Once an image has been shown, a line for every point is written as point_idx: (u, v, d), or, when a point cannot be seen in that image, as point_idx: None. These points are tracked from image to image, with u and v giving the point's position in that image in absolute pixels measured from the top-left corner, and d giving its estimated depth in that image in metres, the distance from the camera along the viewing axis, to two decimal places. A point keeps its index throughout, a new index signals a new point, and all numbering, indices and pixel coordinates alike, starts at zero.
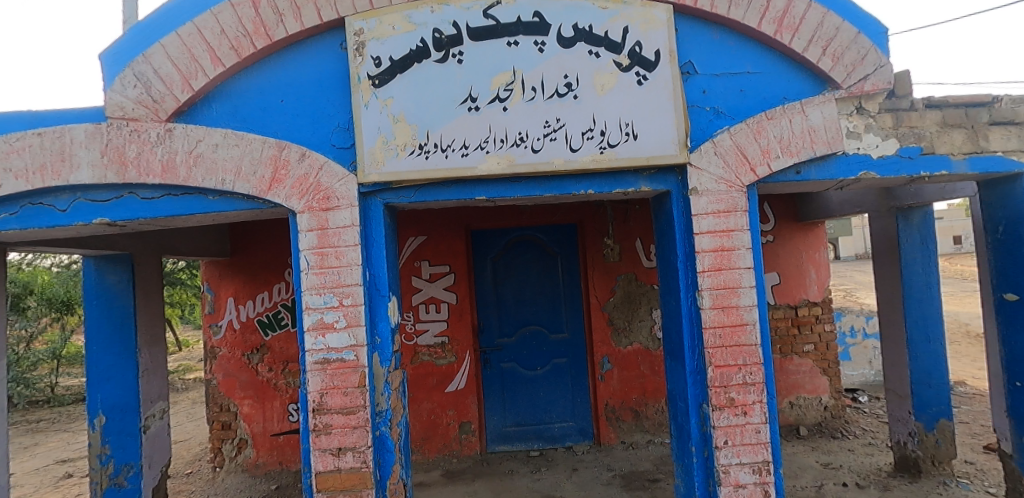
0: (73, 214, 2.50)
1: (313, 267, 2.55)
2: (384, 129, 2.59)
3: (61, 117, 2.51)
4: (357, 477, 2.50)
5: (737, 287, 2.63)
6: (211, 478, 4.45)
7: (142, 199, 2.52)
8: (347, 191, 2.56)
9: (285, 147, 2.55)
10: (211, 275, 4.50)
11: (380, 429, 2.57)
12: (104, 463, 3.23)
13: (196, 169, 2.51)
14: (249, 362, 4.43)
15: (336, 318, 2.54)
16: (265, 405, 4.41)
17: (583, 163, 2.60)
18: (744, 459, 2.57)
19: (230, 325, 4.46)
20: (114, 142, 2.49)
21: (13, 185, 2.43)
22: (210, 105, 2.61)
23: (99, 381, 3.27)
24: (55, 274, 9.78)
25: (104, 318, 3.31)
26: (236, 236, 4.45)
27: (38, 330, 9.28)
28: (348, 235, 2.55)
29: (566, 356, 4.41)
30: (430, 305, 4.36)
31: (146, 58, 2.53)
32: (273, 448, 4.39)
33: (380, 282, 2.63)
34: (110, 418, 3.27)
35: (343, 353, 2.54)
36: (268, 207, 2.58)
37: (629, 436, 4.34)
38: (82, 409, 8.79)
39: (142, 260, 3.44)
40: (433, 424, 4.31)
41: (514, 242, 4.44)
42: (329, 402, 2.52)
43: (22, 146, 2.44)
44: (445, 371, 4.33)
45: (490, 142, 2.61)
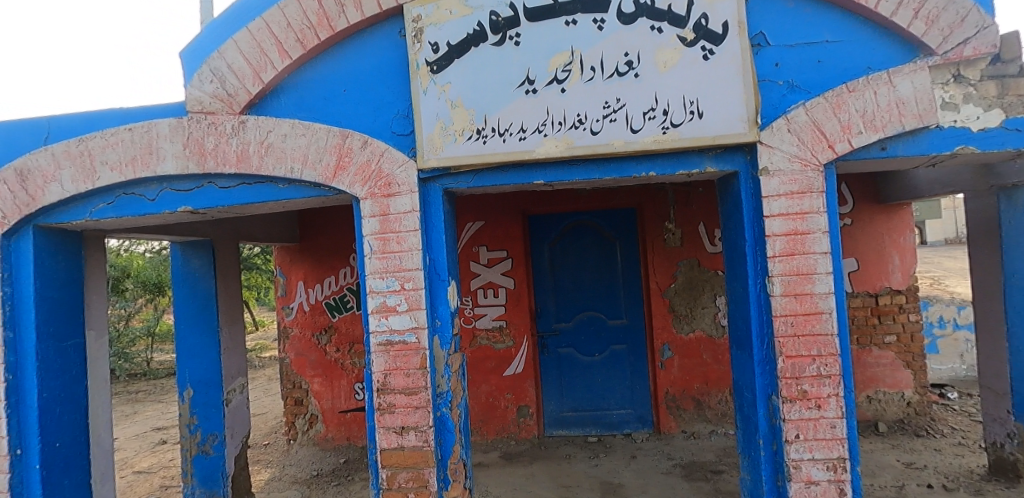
0: (161, 203, 2.68)
1: (376, 252, 2.62)
2: (442, 114, 2.61)
3: (147, 112, 2.69)
4: (419, 455, 2.58)
5: (811, 274, 2.46)
6: (286, 449, 4.74)
7: (221, 188, 2.68)
8: (407, 178, 2.60)
9: (348, 135, 2.62)
10: (283, 260, 4.77)
11: (441, 410, 2.64)
12: (193, 432, 3.53)
13: (267, 158, 2.63)
14: (318, 342, 4.67)
15: (398, 301, 2.61)
16: (333, 383, 4.64)
17: (645, 144, 2.51)
18: (817, 454, 2.43)
19: (300, 307, 4.72)
20: (194, 135, 2.64)
21: (107, 177, 2.61)
22: (279, 97, 2.72)
23: (187, 357, 3.54)
24: (149, 260, 10.70)
25: (190, 299, 3.55)
26: (305, 222, 4.66)
27: (136, 310, 10.21)
28: (409, 221, 2.60)
29: (625, 343, 4.33)
30: (488, 290, 4.41)
31: (220, 54, 2.67)
32: (341, 424, 4.61)
33: (440, 266, 2.67)
34: (197, 390, 3.54)
35: (405, 335, 2.61)
36: (334, 194, 2.67)
37: (690, 426, 4.21)
38: (174, 382, 9.63)
39: (221, 246, 3.62)
40: (492, 406, 4.39)
41: (572, 227, 4.39)
42: (392, 382, 2.61)
43: (116, 141, 2.63)
44: (503, 355, 4.39)
45: (547, 125, 2.57)
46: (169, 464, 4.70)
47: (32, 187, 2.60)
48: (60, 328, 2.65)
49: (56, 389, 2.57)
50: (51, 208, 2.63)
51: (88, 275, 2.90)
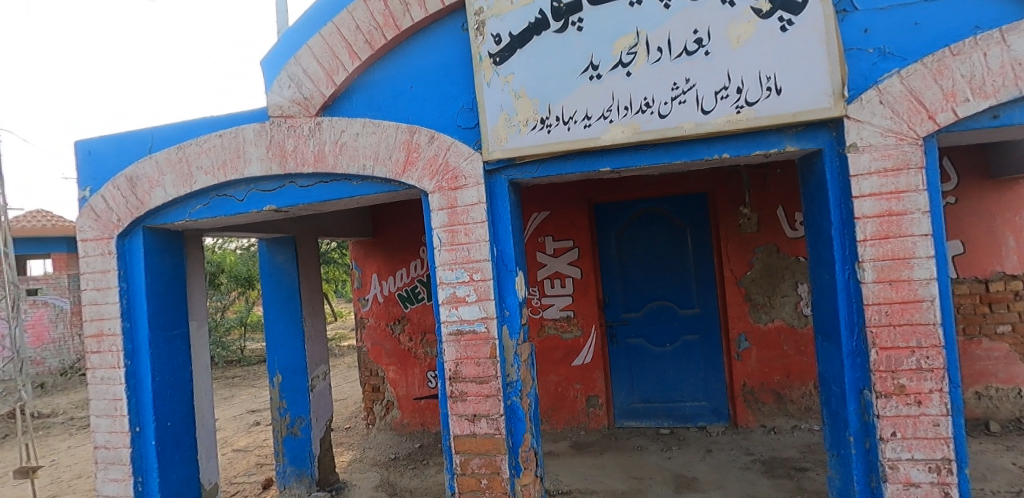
0: (249, 202, 2.88)
1: (445, 244, 2.69)
2: (506, 106, 2.61)
3: (234, 119, 2.90)
4: (491, 442, 2.64)
5: (909, 258, 2.25)
6: (365, 433, 5.01)
7: (301, 187, 2.83)
8: (473, 170, 2.64)
9: (416, 131, 2.69)
10: (358, 253, 5.01)
11: (511, 399, 2.67)
12: (283, 414, 3.80)
13: (341, 157, 2.75)
14: (393, 331, 4.88)
15: (467, 292, 2.67)
16: (407, 371, 4.83)
17: (717, 125, 2.39)
18: (917, 455, 2.24)
19: (375, 299, 4.95)
20: (276, 138, 2.82)
21: (203, 180, 2.85)
22: (350, 98, 2.83)
23: (276, 345, 3.81)
24: (240, 256, 11.61)
25: (276, 292, 3.80)
26: (377, 217, 4.86)
27: (230, 302, 11.15)
28: (476, 213, 2.64)
29: (698, 333, 4.18)
30: (555, 280, 4.41)
31: (297, 60, 2.82)
32: (415, 411, 4.80)
33: (508, 257, 2.69)
34: (285, 377, 3.80)
35: (475, 324, 2.66)
36: (404, 189, 2.76)
37: (770, 420, 4.01)
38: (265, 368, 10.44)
39: (303, 242, 3.83)
40: (561, 396, 4.40)
41: (639, 214, 4.28)
42: (463, 371, 2.68)
43: (209, 147, 2.86)
44: (571, 345, 4.38)
45: (613, 110, 2.50)
46: (263, 443, 5.11)
47: (140, 192, 2.88)
48: (168, 319, 2.92)
49: (166, 373, 2.85)
50: (157, 210, 2.90)
51: (190, 271, 3.18)
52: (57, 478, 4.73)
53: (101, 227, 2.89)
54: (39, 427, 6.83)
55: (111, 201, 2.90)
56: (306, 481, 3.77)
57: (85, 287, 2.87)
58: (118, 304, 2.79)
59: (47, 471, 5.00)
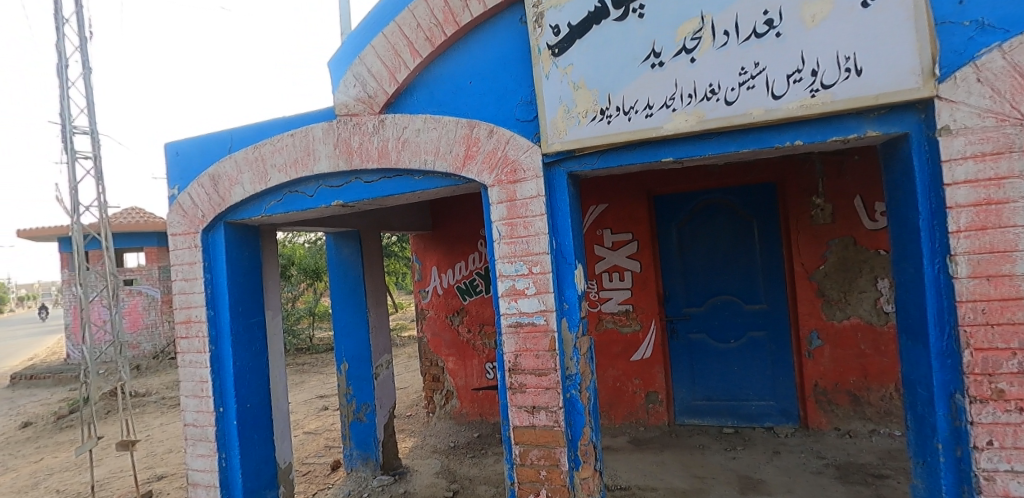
0: (318, 198, 3.01)
1: (505, 237, 2.71)
2: (565, 97, 2.59)
3: (304, 119, 3.04)
4: (550, 435, 2.65)
5: (1011, 251, 2.05)
6: (426, 421, 5.16)
7: (366, 182, 2.94)
8: (532, 163, 2.64)
9: (475, 126, 2.72)
10: (418, 247, 5.15)
11: (570, 392, 2.67)
12: (350, 400, 3.98)
13: (404, 153, 2.83)
14: (452, 323, 4.98)
15: (527, 285, 2.68)
16: (466, 362, 4.93)
17: (789, 111, 2.26)
18: (1018, 466, 2.04)
19: (435, 291, 5.08)
20: (343, 136, 2.93)
21: (277, 178, 3.01)
22: (412, 94, 2.90)
23: (342, 335, 3.98)
24: (309, 249, 12.23)
25: (342, 283, 3.96)
26: (436, 211, 4.98)
27: (300, 293, 11.79)
28: (535, 206, 2.64)
29: (765, 329, 4.01)
30: (613, 273, 4.36)
31: (362, 60, 2.92)
32: (473, 401, 4.89)
33: (567, 250, 2.67)
34: (351, 365, 3.97)
35: (534, 317, 2.67)
36: (464, 183, 2.80)
37: (844, 423, 3.78)
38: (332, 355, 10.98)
39: (367, 236, 3.98)
40: (619, 391, 4.35)
41: (702, 206, 4.15)
42: (522, 363, 2.70)
43: (281, 146, 3.02)
44: (630, 340, 4.31)
45: (676, 98, 2.43)
46: (331, 426, 5.38)
47: (222, 190, 3.08)
48: (247, 308, 3.12)
49: (245, 359, 3.04)
50: (237, 206, 3.10)
51: (266, 263, 3.37)
52: (152, 452, 5.19)
53: (188, 222, 3.12)
54: (136, 404, 7.54)
55: (196, 198, 3.13)
56: (371, 465, 3.93)
57: (175, 277, 3.11)
58: (203, 293, 3.01)
59: (144, 445, 5.51)
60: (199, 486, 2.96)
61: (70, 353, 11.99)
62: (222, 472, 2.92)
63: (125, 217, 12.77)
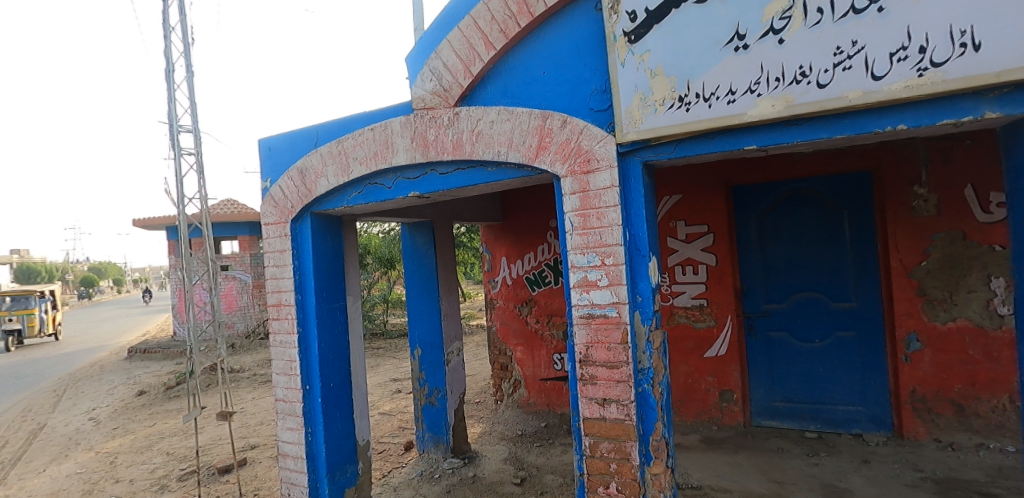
0: (396, 189, 3.13)
1: (577, 228, 2.69)
2: (641, 85, 2.52)
3: (384, 113, 3.17)
4: (621, 428, 2.62)
5: None
6: (493, 408, 5.27)
7: (440, 174, 3.02)
8: (606, 153, 2.59)
9: (548, 117, 2.71)
10: (488, 238, 5.26)
11: (642, 386, 2.62)
12: (422, 385, 4.14)
13: (478, 144, 2.87)
14: (521, 313, 5.04)
15: (599, 276, 2.65)
16: (533, 352, 4.97)
17: (891, 93, 2.05)
18: None
19: (504, 281, 5.16)
20: (420, 129, 3.02)
21: (359, 170, 3.16)
22: (486, 87, 2.93)
23: (415, 321, 4.12)
24: (383, 239, 12.76)
25: (416, 272, 4.10)
26: (506, 203, 5.03)
27: (375, 280, 12.33)
28: (608, 196, 2.60)
29: (854, 329, 3.75)
30: (687, 267, 4.25)
31: (438, 54, 2.99)
32: (541, 391, 4.92)
33: (641, 241, 2.60)
34: (424, 350, 4.11)
35: (607, 309, 2.64)
36: (536, 174, 2.80)
37: (946, 434, 3.46)
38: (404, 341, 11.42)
39: (441, 226, 4.09)
40: (691, 388, 4.22)
41: (785, 197, 3.95)
42: (594, 355, 2.68)
43: (362, 140, 3.16)
44: (704, 335, 4.18)
45: (761, 82, 2.29)
46: (404, 409, 5.62)
47: (309, 182, 3.28)
48: (331, 294, 3.31)
49: (329, 341, 3.23)
50: (322, 198, 3.29)
51: (348, 252, 3.56)
52: (246, 423, 5.66)
53: (279, 212, 3.35)
54: (232, 379, 8.25)
55: (286, 190, 3.35)
56: (442, 448, 4.08)
57: (267, 264, 3.36)
58: (292, 279, 3.22)
59: (240, 416, 6.03)
60: (288, 457, 3.20)
61: (175, 331, 13.30)
62: (308, 446, 3.13)
63: (220, 207, 13.90)
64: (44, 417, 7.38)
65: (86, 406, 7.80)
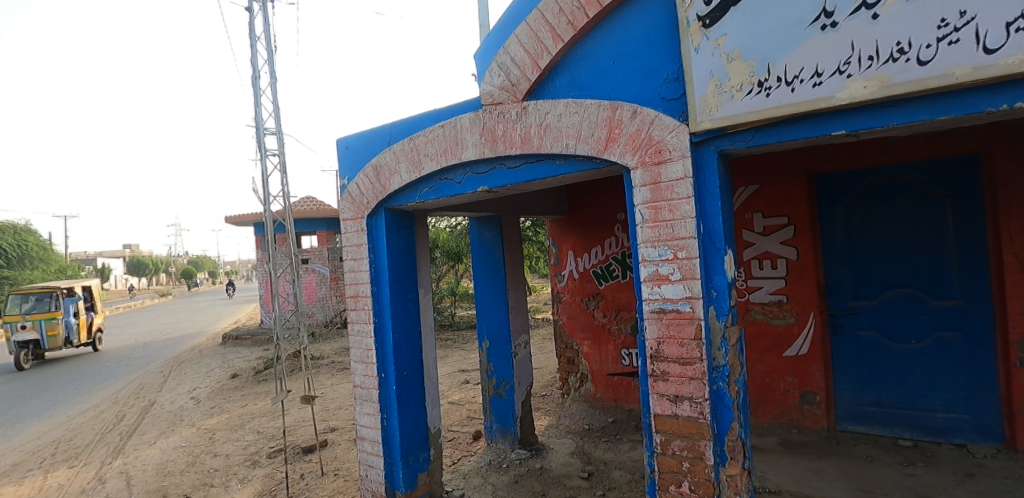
0: (466, 184, 3.20)
1: (648, 221, 2.61)
2: (716, 71, 2.39)
3: (453, 110, 3.25)
4: (694, 427, 2.54)
5: None
6: (560, 402, 5.29)
7: (510, 168, 3.05)
8: (678, 142, 2.49)
9: (618, 107, 2.65)
10: (554, 231, 5.26)
11: (717, 384, 2.53)
12: (491, 376, 4.22)
13: (546, 138, 2.87)
14: (587, 307, 5.01)
15: (671, 270, 2.57)
16: (601, 346, 4.92)
17: (1007, 67, 1.79)
18: None
19: (571, 275, 5.14)
20: (488, 124, 3.07)
21: (430, 166, 3.26)
22: (554, 80, 2.92)
23: (484, 314, 4.21)
24: (451, 233, 13.06)
25: (485, 265, 4.17)
26: (573, 196, 5.01)
27: (442, 274, 12.67)
28: (681, 188, 2.50)
29: (958, 330, 3.42)
30: (764, 261, 4.07)
31: (506, 50, 3.03)
32: (608, 386, 4.87)
33: (716, 235, 2.49)
34: (493, 343, 4.19)
35: (679, 304, 2.56)
36: (605, 166, 2.76)
37: None
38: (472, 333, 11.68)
39: (508, 220, 4.13)
40: (768, 388, 4.06)
41: (877, 185, 3.67)
42: (666, 350, 2.62)
43: (433, 137, 3.26)
44: (783, 333, 3.98)
45: (852, 62, 2.07)
46: (472, 399, 5.77)
47: (383, 179, 3.43)
48: (405, 286, 3.45)
49: (402, 332, 3.37)
50: (396, 194, 3.42)
51: (420, 245, 3.69)
52: (326, 407, 6.03)
53: (356, 208, 3.53)
54: (313, 365, 8.82)
55: (362, 187, 3.52)
56: (510, 438, 4.15)
57: (346, 257, 3.55)
58: (368, 271, 3.39)
59: (321, 400, 6.43)
60: (365, 440, 3.37)
61: (262, 319, 14.38)
62: (384, 431, 3.29)
63: (300, 204, 14.81)
64: (154, 394, 8.23)
65: (188, 386, 8.63)
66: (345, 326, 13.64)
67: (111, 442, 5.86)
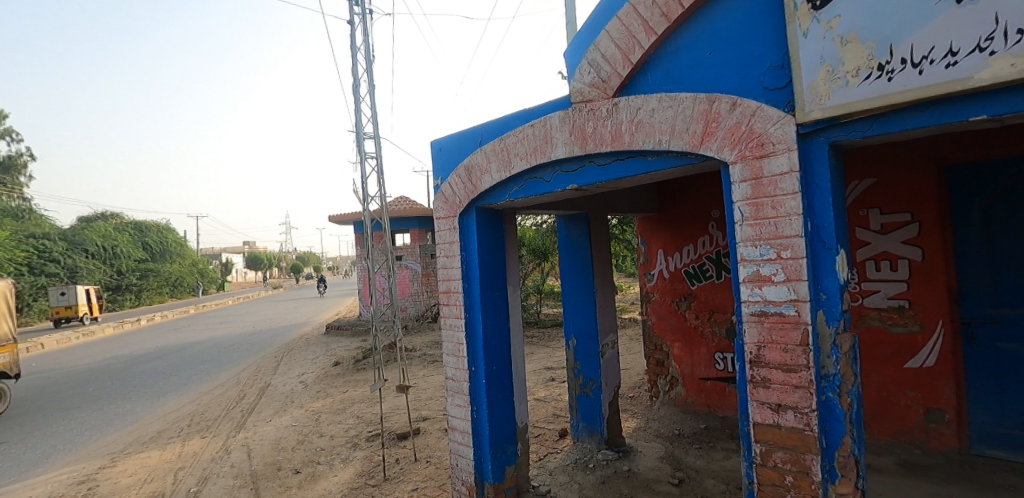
0: (555, 183, 3.23)
1: (748, 218, 2.47)
2: (828, 56, 2.20)
3: (543, 109, 3.28)
4: (799, 438, 2.37)
5: None
6: (649, 404, 5.17)
7: (599, 166, 3.03)
8: (783, 135, 2.33)
9: (715, 100, 2.53)
10: (643, 230, 5.14)
11: (826, 394, 2.34)
12: (578, 375, 4.21)
13: (637, 134, 2.81)
14: (678, 308, 4.84)
15: (774, 271, 2.40)
16: (692, 349, 4.74)
17: None
18: None
19: (661, 274, 5.00)
20: (578, 122, 3.07)
21: (520, 166, 3.33)
22: (647, 74, 2.85)
23: (571, 313, 4.20)
24: (537, 231, 13.16)
25: (572, 264, 4.17)
26: (663, 193, 4.86)
27: (528, 272, 12.81)
28: (786, 183, 2.33)
29: None
30: (882, 262, 3.72)
31: (596, 46, 3.01)
32: (700, 391, 4.67)
33: (826, 233, 2.29)
34: (580, 341, 4.17)
35: (783, 307, 2.39)
36: (701, 161, 2.65)
37: None
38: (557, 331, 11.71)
39: (597, 218, 4.10)
40: (886, 402, 3.72)
41: None
42: (767, 356, 2.46)
43: (523, 136, 3.32)
44: (904, 343, 3.62)
45: (996, 37, 1.81)
46: (558, 396, 5.79)
47: (474, 179, 3.54)
48: (494, 283, 3.54)
49: (491, 327, 3.46)
50: (486, 193, 3.52)
51: (509, 243, 3.77)
52: (419, 397, 6.35)
53: (449, 207, 3.68)
54: (406, 357, 9.32)
55: (454, 187, 3.66)
56: (596, 438, 4.12)
57: (439, 255, 3.72)
58: (460, 268, 3.52)
59: (414, 390, 6.78)
60: (456, 430, 3.51)
61: (359, 312, 15.39)
62: (474, 423, 3.41)
63: (393, 204, 15.65)
64: (269, 377, 9.13)
65: (297, 371, 9.47)
66: (435, 320, 14.20)
67: (234, 417, 6.59)
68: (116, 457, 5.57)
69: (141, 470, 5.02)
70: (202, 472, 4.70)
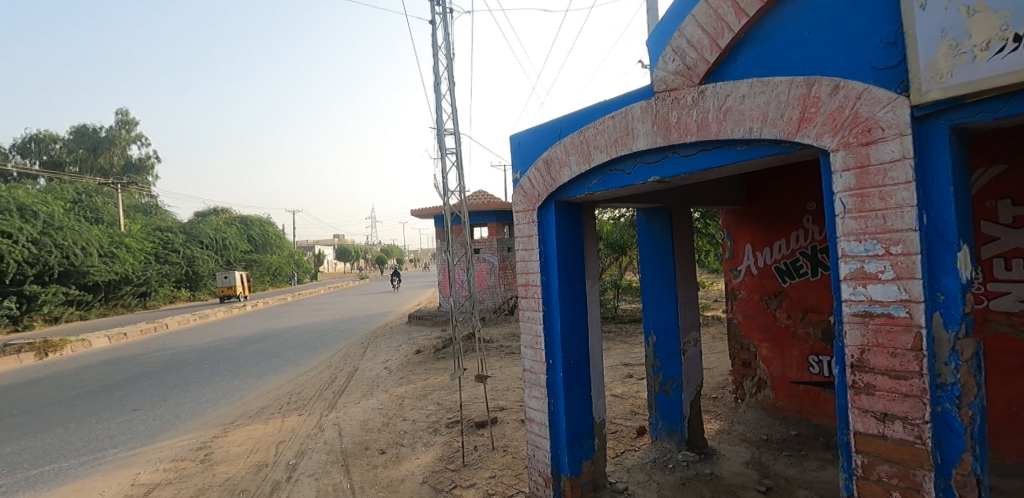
0: (636, 175, 3.17)
1: (851, 210, 2.27)
2: (951, 29, 1.96)
3: (625, 100, 3.22)
4: (909, 452, 2.16)
5: None
6: (733, 407, 4.94)
7: (684, 156, 2.93)
8: (894, 118, 2.12)
9: (815, 83, 2.36)
10: (730, 223, 4.90)
11: (942, 405, 2.11)
12: (656, 372, 4.08)
13: (725, 123, 2.69)
14: (767, 306, 4.58)
15: (882, 268, 2.20)
16: (783, 351, 4.46)
17: None
18: None
19: (748, 270, 4.74)
20: (661, 112, 2.98)
21: (600, 158, 3.30)
22: (736, 59, 2.71)
23: (651, 309, 4.09)
24: (615, 225, 12.96)
25: (653, 258, 4.06)
26: (752, 185, 4.60)
27: (605, 267, 12.66)
28: (898, 172, 2.12)
29: None
30: (1013, 261, 3.29)
31: (681, 32, 2.89)
32: (791, 395, 4.39)
33: (945, 227, 2.05)
34: (660, 338, 4.05)
35: (891, 308, 2.18)
36: (797, 149, 2.48)
37: None
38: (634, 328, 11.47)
39: (680, 212, 3.97)
40: (1016, 418, 3.33)
41: None
42: (871, 360, 2.25)
43: (603, 128, 3.29)
44: None
45: None
46: (635, 394, 5.69)
47: (553, 172, 3.56)
48: (572, 276, 3.54)
49: (568, 321, 3.46)
50: (565, 186, 3.53)
51: (588, 237, 3.75)
52: (496, 387, 6.50)
53: (527, 201, 3.73)
54: (483, 348, 9.57)
55: (533, 180, 3.70)
56: (676, 438, 4.00)
57: (518, 248, 3.78)
58: (538, 261, 3.56)
59: (492, 380, 6.95)
60: (533, 421, 3.57)
61: (438, 303, 15.98)
62: (551, 415, 3.44)
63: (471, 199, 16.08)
64: (357, 362, 9.75)
65: (382, 357, 10.04)
66: (511, 313, 14.42)
67: (328, 398, 7.12)
68: (228, 428, 6.22)
69: (248, 441, 5.56)
70: (300, 446, 5.12)
